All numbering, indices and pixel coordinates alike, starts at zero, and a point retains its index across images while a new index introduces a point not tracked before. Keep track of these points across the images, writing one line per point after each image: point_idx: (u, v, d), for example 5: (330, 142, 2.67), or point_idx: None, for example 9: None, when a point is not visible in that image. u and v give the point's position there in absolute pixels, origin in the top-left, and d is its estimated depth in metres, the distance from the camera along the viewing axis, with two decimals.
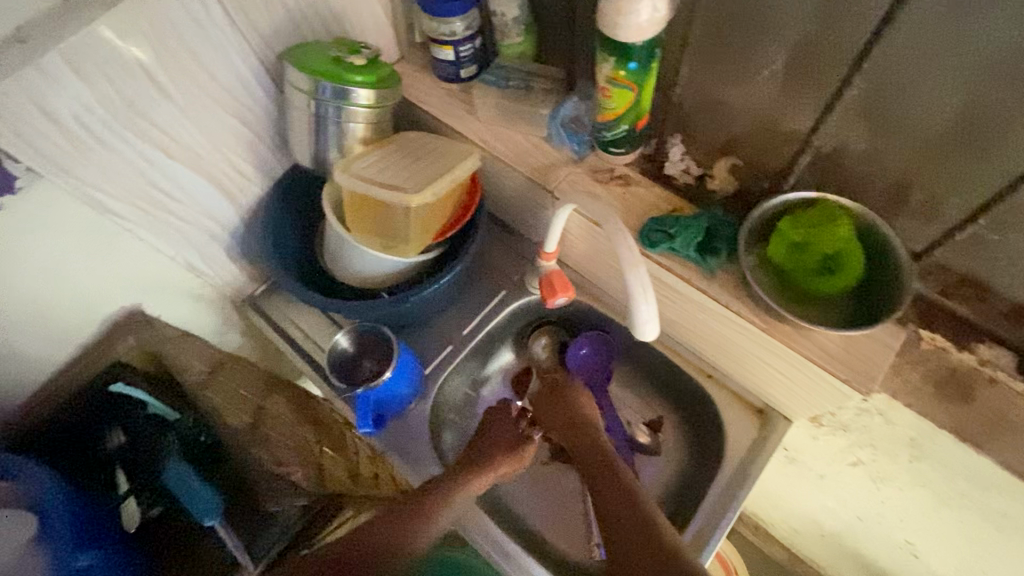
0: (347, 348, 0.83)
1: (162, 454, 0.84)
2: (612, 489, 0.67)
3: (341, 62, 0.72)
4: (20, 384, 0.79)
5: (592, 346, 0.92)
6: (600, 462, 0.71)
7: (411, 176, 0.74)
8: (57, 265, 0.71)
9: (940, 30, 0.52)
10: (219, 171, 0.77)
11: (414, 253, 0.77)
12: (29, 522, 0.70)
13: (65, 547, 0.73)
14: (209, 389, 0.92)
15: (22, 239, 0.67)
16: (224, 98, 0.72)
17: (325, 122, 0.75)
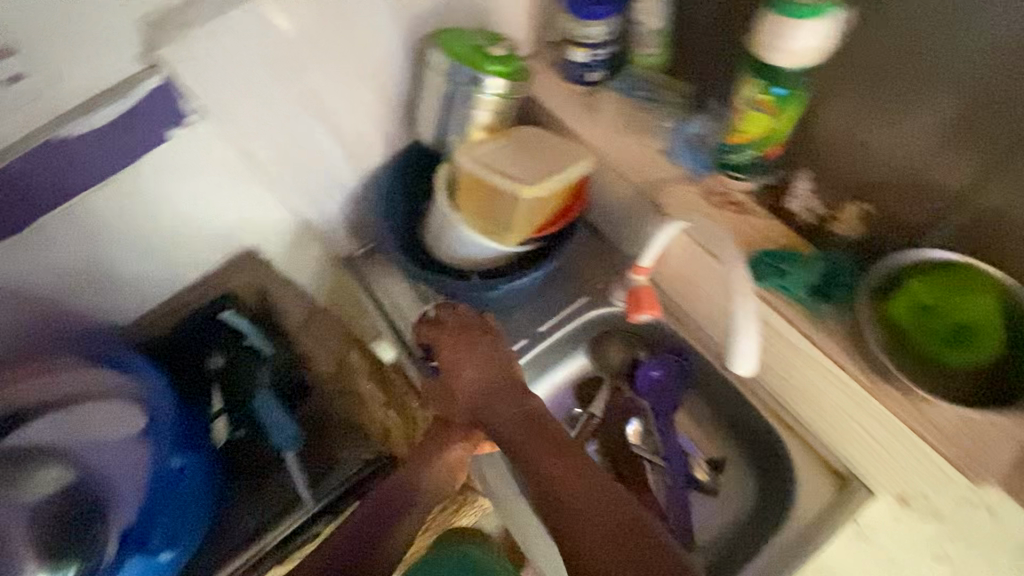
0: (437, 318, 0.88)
1: (255, 381, 0.91)
2: (556, 478, 0.64)
3: (481, 50, 0.76)
4: (152, 298, 0.89)
5: (666, 370, 0.88)
6: (535, 437, 0.69)
7: (526, 169, 0.76)
8: (202, 199, 0.81)
9: None
10: (350, 136, 0.84)
11: (512, 243, 0.79)
12: (139, 413, 0.78)
13: (165, 445, 0.78)
14: (304, 333, 1.00)
15: (179, 170, 0.76)
16: (367, 69, 0.78)
17: (455, 105, 0.79)
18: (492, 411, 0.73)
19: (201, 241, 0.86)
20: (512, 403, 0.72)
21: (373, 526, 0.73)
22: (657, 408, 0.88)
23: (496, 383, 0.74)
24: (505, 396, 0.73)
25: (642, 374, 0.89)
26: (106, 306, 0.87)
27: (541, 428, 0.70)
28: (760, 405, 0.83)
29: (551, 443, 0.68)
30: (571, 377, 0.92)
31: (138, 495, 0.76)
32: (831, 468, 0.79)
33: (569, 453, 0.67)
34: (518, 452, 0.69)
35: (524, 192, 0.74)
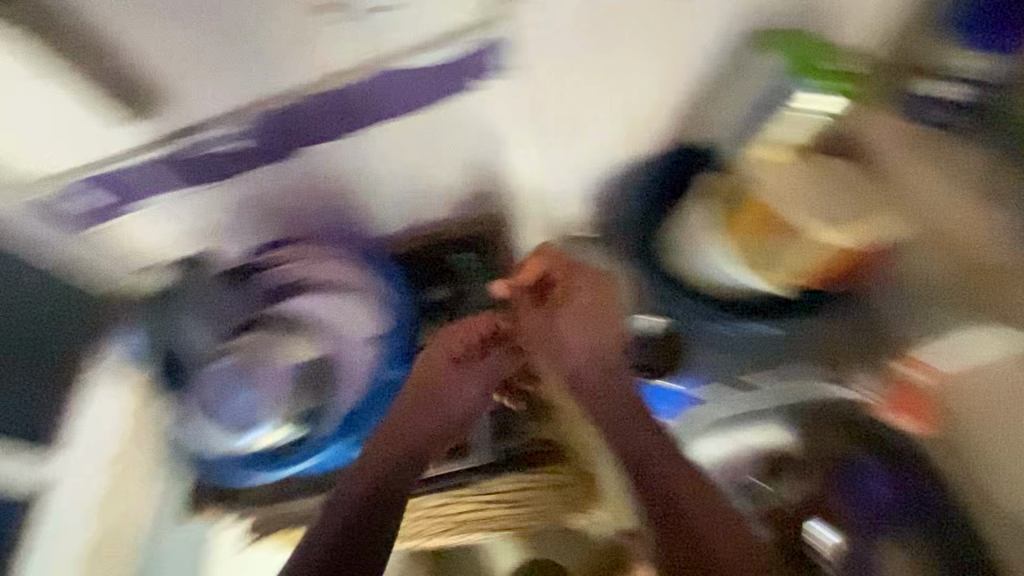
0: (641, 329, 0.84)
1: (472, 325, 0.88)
2: (677, 481, 0.68)
3: (825, 63, 0.66)
4: (392, 221, 0.94)
5: (892, 488, 0.77)
6: (642, 429, 0.73)
7: (833, 210, 0.68)
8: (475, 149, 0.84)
9: None
10: (634, 121, 0.81)
11: (771, 281, 0.73)
12: (385, 316, 0.83)
13: (397, 351, 0.83)
14: None
15: (470, 118, 0.79)
16: (684, 57, 0.73)
17: (761, 116, 0.71)
18: (593, 391, 0.78)
19: (458, 186, 0.90)
20: (617, 396, 0.77)
21: (400, 447, 0.75)
22: (861, 525, 0.77)
23: (602, 360, 0.81)
24: (603, 374, 0.79)
25: (862, 485, 0.78)
26: (360, 221, 0.93)
27: (641, 410, 0.76)
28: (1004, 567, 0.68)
29: (658, 440, 0.72)
30: (761, 448, 0.84)
31: (364, 385, 0.81)
32: None
33: (673, 453, 0.71)
34: (616, 434, 0.73)
35: (825, 238, 0.67)
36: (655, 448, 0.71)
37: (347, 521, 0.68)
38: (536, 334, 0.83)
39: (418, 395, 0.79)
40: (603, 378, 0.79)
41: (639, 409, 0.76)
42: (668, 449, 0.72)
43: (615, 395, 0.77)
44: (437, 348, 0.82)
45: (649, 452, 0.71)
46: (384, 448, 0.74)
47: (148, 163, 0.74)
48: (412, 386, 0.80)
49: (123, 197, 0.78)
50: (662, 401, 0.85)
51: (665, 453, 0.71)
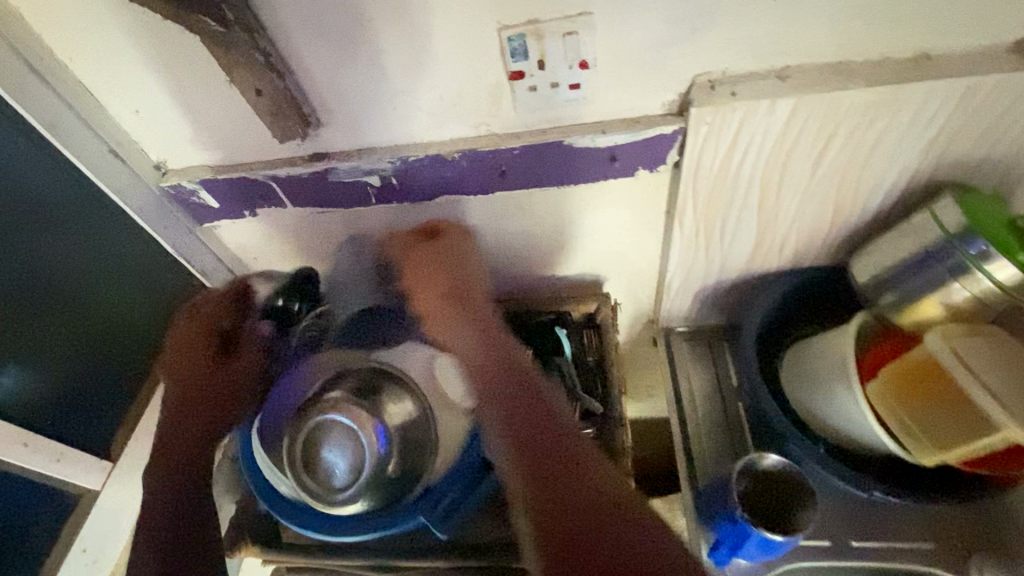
0: (764, 466, 0.71)
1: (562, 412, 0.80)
2: (569, 443, 0.56)
3: (1016, 233, 0.60)
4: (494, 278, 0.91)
5: None
6: (542, 437, 0.57)
7: (1019, 403, 0.58)
8: (600, 226, 0.80)
9: None
10: (771, 237, 0.77)
11: (917, 458, 0.63)
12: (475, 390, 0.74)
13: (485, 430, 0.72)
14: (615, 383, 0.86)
15: (607, 198, 0.75)
16: (848, 188, 0.69)
17: (926, 270, 0.66)
18: (496, 339, 0.68)
19: (567, 259, 0.87)
20: (503, 369, 0.64)
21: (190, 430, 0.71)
22: None
23: (495, 354, 0.66)
24: (506, 367, 0.64)
25: None
26: None
27: (531, 404, 0.60)
28: None
29: (550, 436, 0.57)
30: None
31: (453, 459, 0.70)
32: None
33: (575, 463, 0.54)
34: (516, 374, 0.63)
35: (1013, 438, 0.56)
36: (548, 455, 0.55)
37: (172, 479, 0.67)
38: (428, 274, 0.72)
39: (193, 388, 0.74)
40: (503, 352, 0.66)
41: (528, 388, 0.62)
42: (559, 457, 0.54)
43: (529, 380, 0.63)
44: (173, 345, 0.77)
45: (544, 457, 0.55)
46: (193, 420, 0.72)
47: (276, 182, 0.75)
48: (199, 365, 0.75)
49: (247, 206, 0.79)
50: (768, 553, 0.68)
51: (558, 453, 0.55)
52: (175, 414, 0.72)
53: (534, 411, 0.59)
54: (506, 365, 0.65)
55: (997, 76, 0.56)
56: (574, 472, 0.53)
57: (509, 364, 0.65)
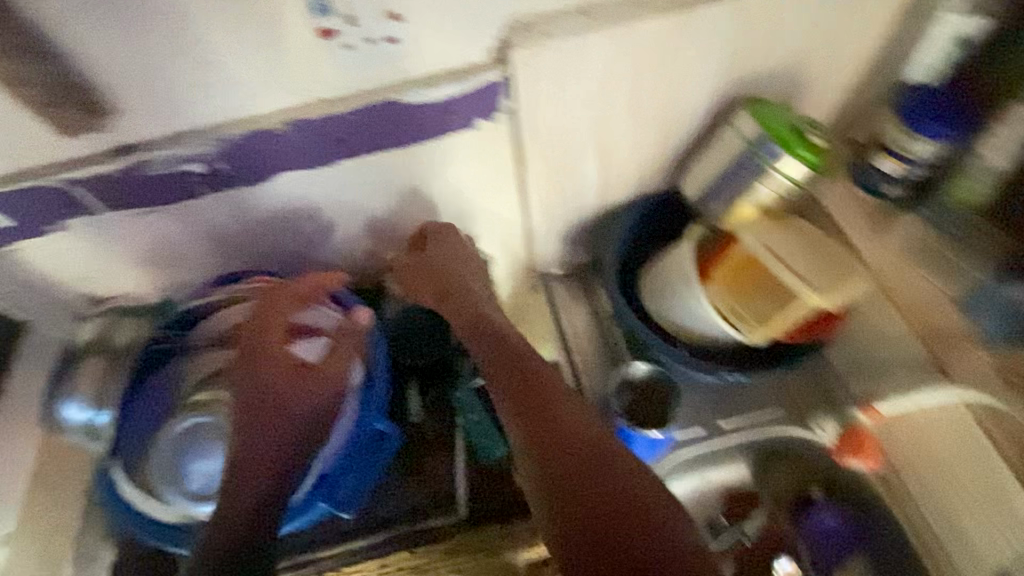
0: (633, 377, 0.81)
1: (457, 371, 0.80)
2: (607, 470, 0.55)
3: (799, 133, 0.72)
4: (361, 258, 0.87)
5: (845, 523, 0.77)
6: (550, 435, 0.59)
7: (814, 274, 0.69)
8: (457, 186, 0.79)
9: None
10: (615, 169, 0.83)
11: (751, 338, 0.74)
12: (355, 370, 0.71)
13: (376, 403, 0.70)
14: None
15: (457, 156, 0.75)
16: (668, 114, 0.76)
17: (740, 177, 0.75)
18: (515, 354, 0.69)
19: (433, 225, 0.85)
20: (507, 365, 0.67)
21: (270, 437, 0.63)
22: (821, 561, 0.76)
23: (496, 350, 0.70)
24: (512, 362, 0.68)
25: (815, 518, 0.77)
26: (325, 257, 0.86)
27: (540, 399, 0.62)
28: None
29: (564, 434, 0.58)
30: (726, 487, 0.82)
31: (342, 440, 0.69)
32: None
33: (593, 463, 0.55)
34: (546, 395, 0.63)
35: (815, 303, 0.68)
36: (569, 456, 0.57)
37: (262, 501, 0.59)
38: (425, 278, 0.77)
39: (248, 366, 0.67)
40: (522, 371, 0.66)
41: (535, 383, 0.64)
42: (575, 458, 0.56)
43: (538, 375, 0.65)
44: (238, 312, 0.72)
45: (562, 460, 0.56)
46: (269, 428, 0.63)
47: (76, 185, 0.65)
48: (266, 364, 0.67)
49: (47, 219, 0.68)
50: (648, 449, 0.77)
51: (576, 458, 0.57)
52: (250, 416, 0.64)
53: (541, 410, 0.61)
54: (509, 359, 0.68)
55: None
56: (592, 474, 0.55)
57: (518, 357, 0.68)
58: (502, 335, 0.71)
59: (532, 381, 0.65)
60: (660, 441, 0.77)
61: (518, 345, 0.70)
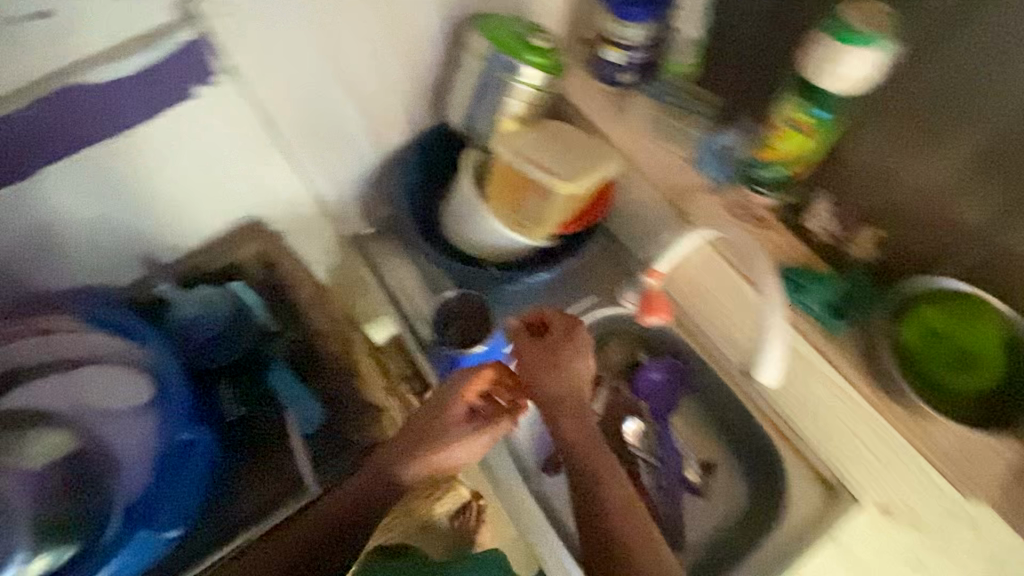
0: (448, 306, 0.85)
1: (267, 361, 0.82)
2: (618, 523, 0.68)
3: (523, 39, 0.76)
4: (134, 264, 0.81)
5: (666, 374, 0.90)
6: (603, 527, 0.68)
7: (565, 164, 0.75)
8: (213, 166, 0.77)
9: None
10: (376, 113, 0.84)
11: (539, 237, 0.79)
12: (145, 391, 0.65)
13: (177, 418, 0.65)
14: (313, 310, 0.85)
15: (196, 130, 0.73)
16: (403, 47, 0.78)
17: (487, 92, 0.79)
18: (579, 425, 0.74)
19: (209, 211, 0.82)
20: (579, 468, 0.72)
21: (373, 486, 0.71)
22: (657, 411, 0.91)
23: (579, 451, 0.73)
24: (582, 462, 0.72)
25: (643, 376, 0.91)
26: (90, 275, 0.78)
27: (598, 508, 0.69)
28: (756, 414, 0.85)
29: (610, 525, 0.68)
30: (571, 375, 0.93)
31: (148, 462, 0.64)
32: (823, 479, 0.80)
33: (631, 553, 0.65)
34: (578, 457, 0.72)
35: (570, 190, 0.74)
36: (614, 542, 0.67)
37: (343, 519, 0.71)
38: (541, 363, 0.75)
39: (378, 465, 0.72)
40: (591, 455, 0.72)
41: (603, 514, 0.68)
42: (617, 545, 0.66)
43: (603, 487, 0.70)
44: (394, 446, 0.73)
45: (597, 542, 0.67)
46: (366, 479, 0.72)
47: None
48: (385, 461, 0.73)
49: None
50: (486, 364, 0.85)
51: (614, 535, 0.67)
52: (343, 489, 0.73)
53: (593, 516, 0.69)
54: (580, 465, 0.72)
55: None
56: (634, 560, 0.65)
57: (591, 473, 0.71)
58: (584, 446, 0.73)
59: (590, 479, 0.71)
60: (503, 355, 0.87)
61: (587, 458, 0.72)
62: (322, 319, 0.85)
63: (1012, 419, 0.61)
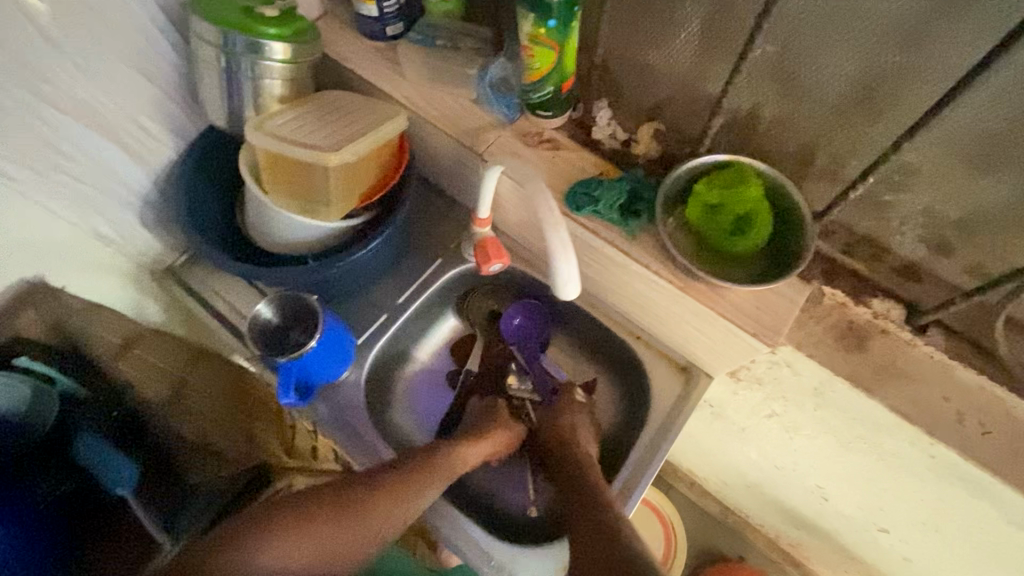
0: (272, 318, 0.79)
1: (76, 432, 0.84)
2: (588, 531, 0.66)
3: (251, 13, 0.69)
4: None
5: (525, 316, 0.92)
6: (576, 487, 0.74)
7: (329, 136, 0.71)
8: None
9: (830, 4, 0.52)
10: (126, 132, 0.74)
11: (336, 219, 0.74)
12: None
13: None
14: (122, 361, 0.88)
15: None
16: (125, 50, 0.68)
17: (238, 77, 0.72)
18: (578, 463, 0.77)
19: None
20: (563, 465, 0.78)
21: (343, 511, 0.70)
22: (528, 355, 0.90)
23: (545, 445, 0.82)
24: (564, 456, 0.79)
25: (503, 323, 0.91)
26: None
27: (578, 486, 0.74)
28: (609, 324, 0.88)
29: (576, 488, 0.74)
30: (444, 341, 0.95)
31: None
32: (676, 363, 0.86)
33: (592, 502, 0.70)
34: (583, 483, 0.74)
35: (340, 161, 0.69)
36: (575, 500, 0.72)
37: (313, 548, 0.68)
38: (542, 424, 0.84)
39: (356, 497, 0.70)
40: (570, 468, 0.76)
41: (583, 481, 0.74)
42: (580, 504, 0.71)
43: (573, 464, 0.77)
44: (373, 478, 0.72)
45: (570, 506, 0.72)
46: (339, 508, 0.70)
47: None
48: (414, 478, 0.72)
49: None
50: (333, 363, 0.80)
51: (579, 493, 0.72)
52: (352, 499, 0.70)
53: (571, 479, 0.75)
54: (564, 462, 0.78)
55: None
56: (595, 508, 0.69)
57: (567, 462, 0.78)
58: (547, 434, 0.82)
59: (568, 462, 0.78)
60: (344, 341, 0.80)
61: (566, 446, 0.80)
62: (136, 371, 0.89)
63: (798, 252, 0.65)
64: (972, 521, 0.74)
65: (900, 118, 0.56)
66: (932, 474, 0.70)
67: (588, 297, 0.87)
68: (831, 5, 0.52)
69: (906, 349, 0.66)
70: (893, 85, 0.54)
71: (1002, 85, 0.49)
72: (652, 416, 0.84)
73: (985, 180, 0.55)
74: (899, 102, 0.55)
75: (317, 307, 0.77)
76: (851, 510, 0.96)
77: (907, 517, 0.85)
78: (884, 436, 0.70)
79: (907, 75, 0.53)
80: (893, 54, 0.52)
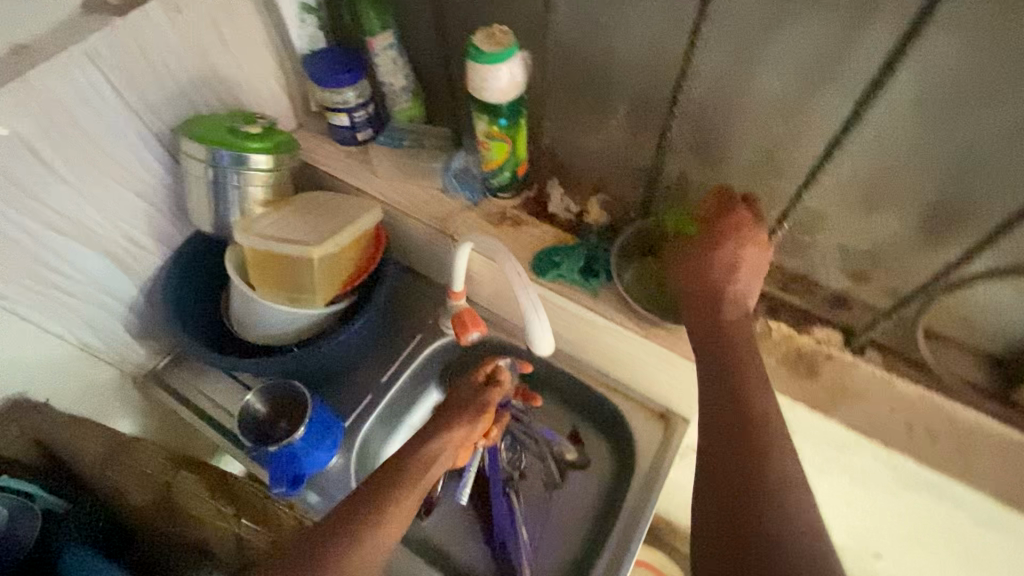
0: (261, 409, 0.82)
1: (56, 544, 0.77)
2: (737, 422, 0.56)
3: (236, 131, 0.77)
4: None
5: None
6: (723, 494, 0.53)
7: (313, 231, 0.78)
8: None
9: (726, 88, 0.64)
10: (113, 244, 0.79)
11: (321, 304, 0.79)
12: None
13: None
14: (109, 467, 0.82)
15: None
16: (117, 172, 0.75)
17: (224, 188, 0.79)
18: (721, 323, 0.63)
19: None
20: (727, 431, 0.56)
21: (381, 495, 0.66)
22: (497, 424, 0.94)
23: (716, 404, 0.59)
24: (735, 439, 0.55)
25: None
26: None
27: (743, 484, 0.53)
28: (587, 381, 0.92)
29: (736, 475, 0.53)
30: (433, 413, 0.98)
31: None
32: (654, 412, 0.90)
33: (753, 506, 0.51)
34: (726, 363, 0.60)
35: (322, 252, 0.76)
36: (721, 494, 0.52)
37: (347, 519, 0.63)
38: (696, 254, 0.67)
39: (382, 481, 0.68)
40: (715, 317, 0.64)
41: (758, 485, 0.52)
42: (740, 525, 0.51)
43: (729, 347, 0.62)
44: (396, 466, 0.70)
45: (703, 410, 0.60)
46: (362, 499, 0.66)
47: None
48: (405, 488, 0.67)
49: None
50: (322, 449, 0.81)
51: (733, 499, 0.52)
52: (347, 551, 0.60)
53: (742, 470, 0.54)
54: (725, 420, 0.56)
55: (94, 36, 0.65)
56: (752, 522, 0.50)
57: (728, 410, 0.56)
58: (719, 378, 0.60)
59: (743, 424, 0.55)
60: (331, 424, 0.82)
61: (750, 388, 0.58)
62: (121, 476, 0.83)
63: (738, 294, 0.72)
64: (953, 530, 0.77)
65: (800, 172, 0.67)
66: (903, 486, 0.74)
67: (563, 355, 0.93)
68: (726, 88, 0.64)
69: (850, 371, 0.73)
70: (788, 151, 0.66)
71: (863, 142, 0.60)
72: (638, 465, 0.86)
73: (880, 215, 0.65)
74: (797, 162, 0.66)
75: (306, 394, 0.80)
76: (845, 540, 0.97)
77: (896, 535, 0.87)
78: (851, 455, 0.75)
79: (798, 141, 0.64)
80: (782, 124, 0.64)
